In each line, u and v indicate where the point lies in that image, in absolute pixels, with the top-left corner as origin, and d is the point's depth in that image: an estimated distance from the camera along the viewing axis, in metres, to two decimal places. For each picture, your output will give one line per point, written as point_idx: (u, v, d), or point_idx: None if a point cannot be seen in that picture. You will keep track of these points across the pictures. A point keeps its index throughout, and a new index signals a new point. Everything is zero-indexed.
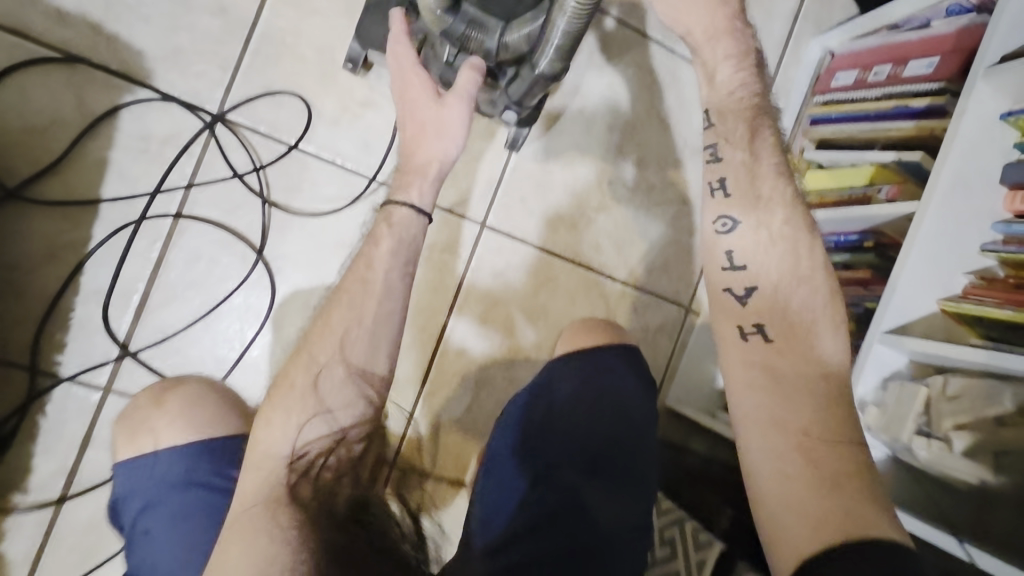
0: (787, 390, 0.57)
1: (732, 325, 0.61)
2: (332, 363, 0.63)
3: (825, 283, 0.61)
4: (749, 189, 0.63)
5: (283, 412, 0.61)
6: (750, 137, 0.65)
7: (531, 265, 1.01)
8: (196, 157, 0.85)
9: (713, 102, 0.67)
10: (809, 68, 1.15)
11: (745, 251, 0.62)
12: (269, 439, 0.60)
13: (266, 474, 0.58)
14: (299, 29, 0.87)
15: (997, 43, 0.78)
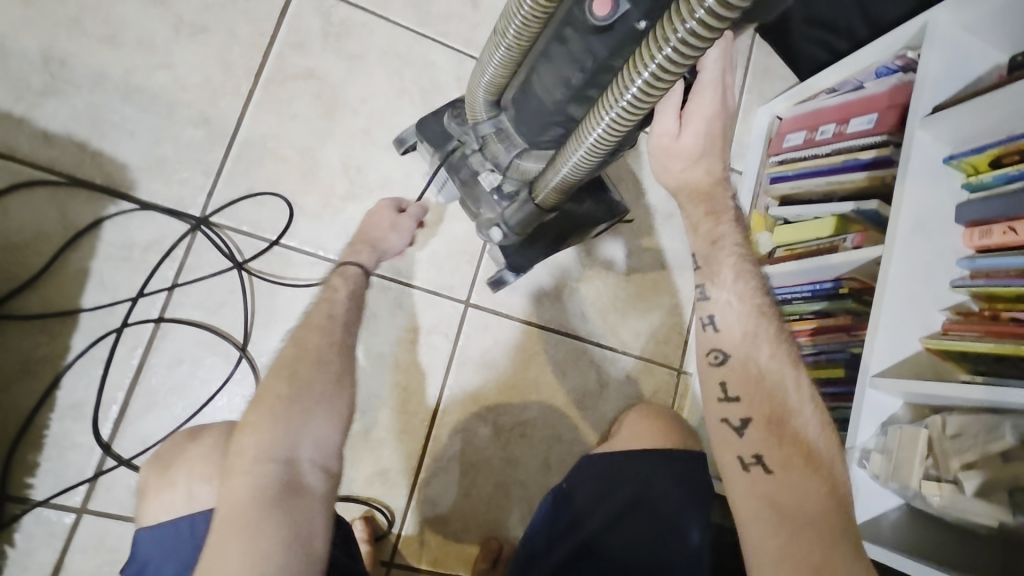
0: (790, 525, 0.55)
1: (731, 455, 0.60)
2: (307, 374, 0.65)
3: (818, 419, 0.60)
4: (740, 320, 0.63)
5: (264, 429, 0.60)
6: (737, 278, 0.64)
7: (520, 339, 1.00)
8: (179, 260, 0.86)
9: (699, 251, 0.65)
10: (761, 132, 1.22)
11: (740, 384, 0.61)
12: (251, 442, 0.60)
13: (252, 479, 0.58)
14: (278, 133, 0.91)
15: (929, 94, 0.84)
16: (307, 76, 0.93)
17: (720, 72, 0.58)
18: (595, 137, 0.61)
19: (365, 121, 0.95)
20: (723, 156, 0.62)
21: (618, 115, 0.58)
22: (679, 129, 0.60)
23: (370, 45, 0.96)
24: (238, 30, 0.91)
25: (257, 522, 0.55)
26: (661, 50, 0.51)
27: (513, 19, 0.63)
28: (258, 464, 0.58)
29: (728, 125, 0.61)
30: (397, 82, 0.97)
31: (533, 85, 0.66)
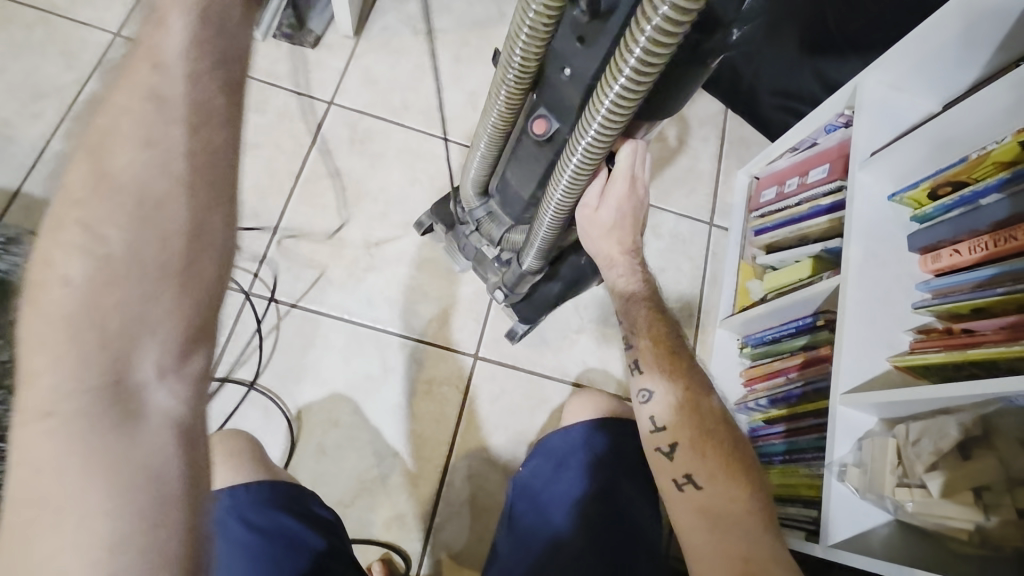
0: (724, 531, 0.59)
1: (666, 480, 0.64)
2: (111, 229, 0.37)
3: (735, 437, 0.65)
4: (658, 360, 0.70)
5: (58, 357, 0.36)
6: (647, 321, 0.73)
7: (524, 387, 1.09)
8: (229, 328, 1.04)
9: (618, 309, 0.75)
10: (742, 192, 1.34)
11: (664, 414, 0.66)
12: (57, 375, 0.36)
13: (73, 432, 0.36)
14: (313, 221, 1.11)
15: (863, 143, 0.97)
16: (337, 174, 1.14)
17: (631, 165, 0.66)
18: (556, 201, 0.67)
19: (383, 206, 1.14)
20: (634, 229, 0.73)
21: (562, 196, 0.66)
22: (598, 203, 0.70)
23: (388, 146, 1.18)
24: (284, 144, 1.14)
25: (83, 472, 0.36)
26: (580, 143, 0.59)
27: (481, 134, 0.75)
28: (65, 396, 0.36)
29: (636, 209, 0.71)
30: (410, 173, 1.17)
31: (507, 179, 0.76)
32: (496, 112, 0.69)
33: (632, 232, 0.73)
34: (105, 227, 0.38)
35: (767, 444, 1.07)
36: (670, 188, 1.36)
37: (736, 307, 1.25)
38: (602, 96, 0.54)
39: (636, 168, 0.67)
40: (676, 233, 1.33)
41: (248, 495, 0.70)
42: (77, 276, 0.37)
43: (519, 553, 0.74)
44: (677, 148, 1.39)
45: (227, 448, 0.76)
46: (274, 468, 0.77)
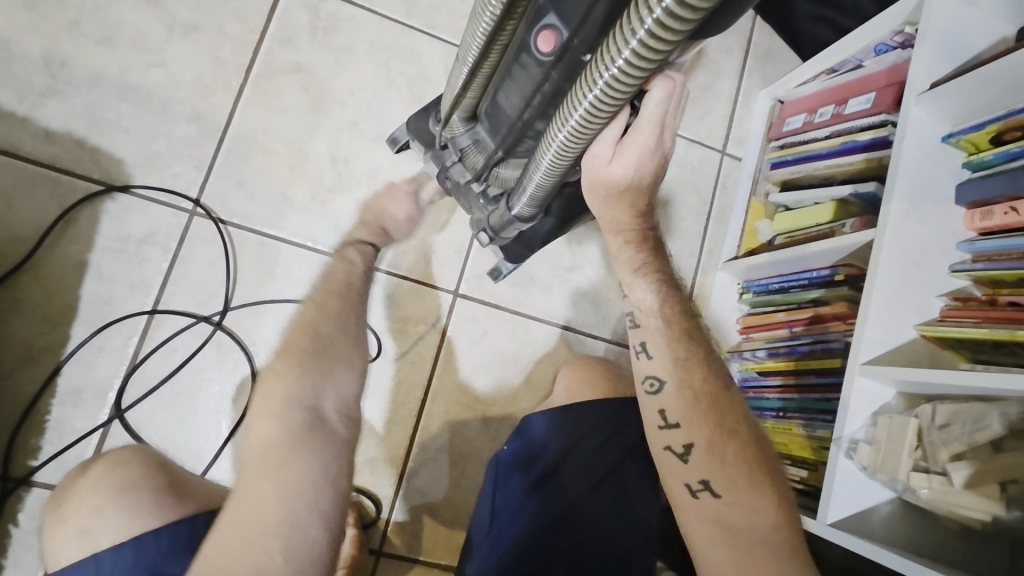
0: (746, 547, 0.52)
1: (678, 483, 0.57)
2: (328, 335, 0.64)
3: (756, 435, 0.57)
4: (669, 344, 0.61)
5: (296, 395, 0.60)
6: (660, 301, 0.62)
7: (509, 329, 1.00)
8: (174, 253, 0.89)
9: (623, 278, 0.63)
10: (763, 117, 1.19)
11: (677, 409, 0.58)
12: (265, 413, 0.59)
13: (287, 451, 0.57)
14: (268, 128, 0.93)
15: (924, 71, 0.82)
16: (295, 71, 0.95)
17: (662, 112, 0.52)
18: (560, 140, 0.53)
19: (352, 113, 0.96)
20: (651, 189, 0.59)
21: (570, 136, 0.52)
22: (613, 155, 0.55)
23: (358, 39, 0.98)
24: (228, 28, 0.93)
25: (285, 479, 0.55)
26: (609, 68, 0.44)
27: (469, 41, 0.56)
28: (293, 415, 0.59)
29: (657, 163, 0.56)
30: (385, 74, 0.98)
31: (500, 102, 0.60)
32: (487, 17, 0.52)
33: (645, 193, 0.59)
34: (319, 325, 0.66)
35: (759, 398, 1.02)
36: (684, 108, 1.19)
37: (742, 248, 1.14)
38: (651, 3, 0.39)
39: (666, 117, 0.53)
40: (684, 161, 1.19)
41: (158, 543, 0.61)
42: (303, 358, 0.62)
43: (504, 544, 0.65)
44: (694, 61, 1.20)
45: (109, 482, 0.66)
46: (182, 489, 0.68)
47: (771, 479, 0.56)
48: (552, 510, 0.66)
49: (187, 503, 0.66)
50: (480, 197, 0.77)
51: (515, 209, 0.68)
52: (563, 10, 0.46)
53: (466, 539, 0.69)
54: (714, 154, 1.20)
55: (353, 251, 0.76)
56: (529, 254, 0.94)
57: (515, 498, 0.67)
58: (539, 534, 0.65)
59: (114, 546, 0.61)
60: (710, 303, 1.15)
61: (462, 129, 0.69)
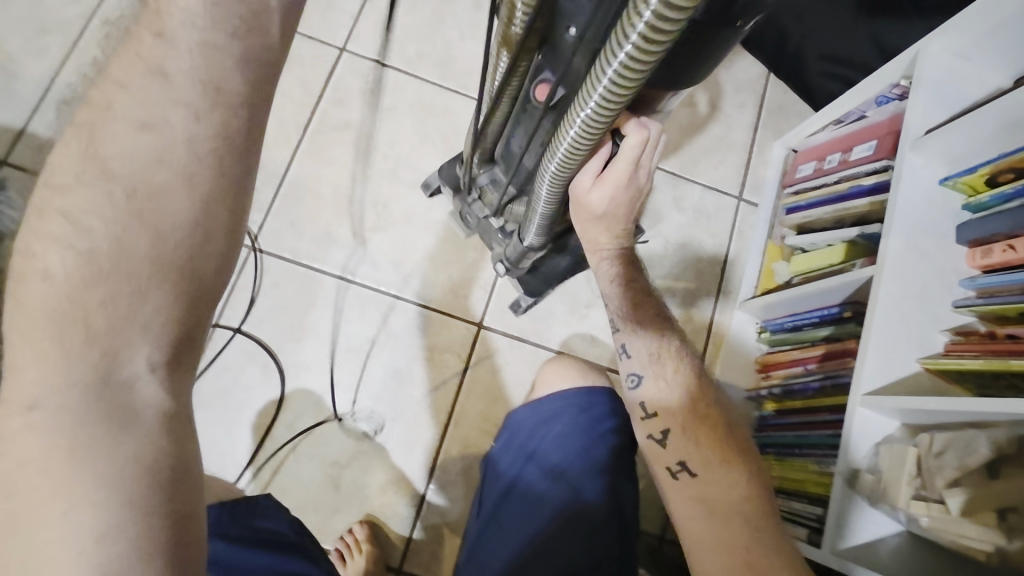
0: (724, 520, 0.55)
1: (661, 468, 0.60)
2: (97, 222, 0.39)
3: (730, 420, 0.61)
4: (646, 342, 0.65)
5: (42, 355, 0.38)
6: (635, 308, 0.67)
7: (527, 360, 1.06)
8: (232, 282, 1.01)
9: (604, 291, 0.68)
10: (778, 166, 1.25)
11: (656, 399, 0.62)
12: (33, 370, 0.38)
13: (54, 429, 0.38)
14: (320, 175, 1.07)
15: (920, 118, 0.86)
16: (345, 127, 1.09)
17: (638, 152, 0.58)
18: (551, 173, 0.60)
19: (392, 163, 1.09)
20: (629, 217, 0.65)
21: (558, 167, 0.59)
22: (593, 185, 0.62)
23: (401, 100, 1.11)
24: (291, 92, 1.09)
25: (68, 466, 0.38)
26: (584, 108, 0.51)
27: (482, 96, 0.66)
28: (40, 397, 0.38)
29: (633, 196, 0.63)
30: (423, 130, 1.11)
31: (510, 145, 0.69)
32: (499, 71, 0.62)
33: (624, 220, 0.65)
34: (90, 210, 0.39)
35: (776, 435, 1.03)
36: (700, 157, 1.27)
37: (759, 289, 1.18)
38: (610, 55, 0.45)
39: (643, 156, 0.59)
40: (700, 207, 1.25)
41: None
42: (63, 293, 0.38)
43: (494, 528, 0.72)
44: (709, 114, 1.29)
45: None
46: None
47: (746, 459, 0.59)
48: (530, 490, 0.72)
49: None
50: (500, 231, 0.86)
51: (527, 240, 0.76)
52: (553, 65, 0.54)
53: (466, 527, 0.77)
54: (730, 200, 1.25)
55: None
56: (548, 289, 1.01)
57: (500, 483, 0.74)
58: (519, 514, 0.71)
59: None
60: (727, 342, 1.18)
61: (482, 169, 0.77)
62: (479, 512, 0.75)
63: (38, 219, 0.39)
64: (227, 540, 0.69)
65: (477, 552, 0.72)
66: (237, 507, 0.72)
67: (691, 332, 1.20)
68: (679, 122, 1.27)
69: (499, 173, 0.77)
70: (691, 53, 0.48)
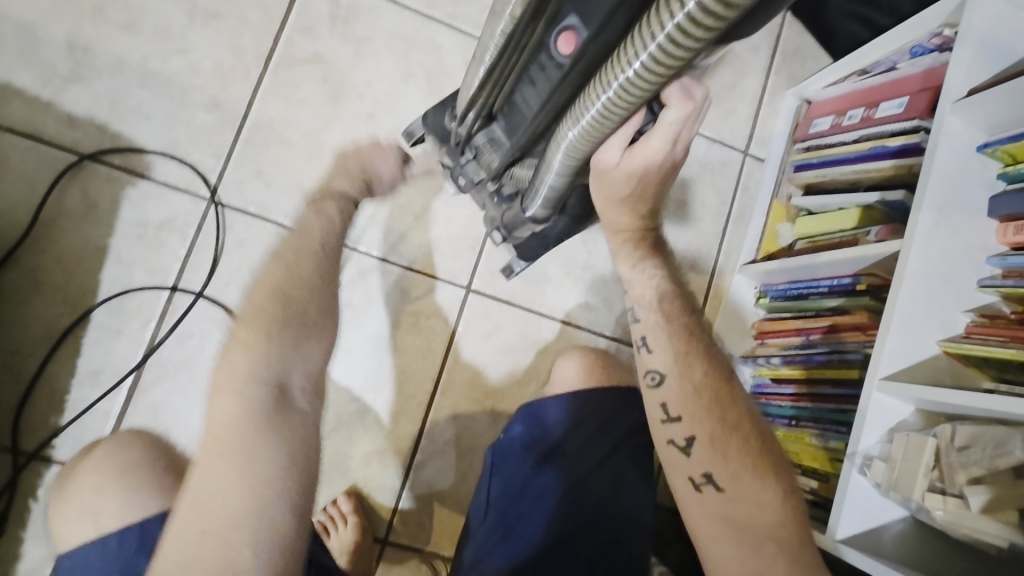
0: (750, 542, 0.50)
1: (682, 478, 0.54)
2: (303, 304, 0.64)
3: (761, 433, 0.54)
4: (670, 338, 0.58)
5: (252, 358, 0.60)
6: (659, 298, 0.59)
7: (520, 325, 0.99)
8: (190, 239, 0.89)
9: (624, 275, 0.60)
10: (789, 118, 1.16)
11: (680, 403, 0.55)
12: (242, 367, 0.59)
13: (249, 413, 0.57)
14: (287, 117, 0.93)
15: (961, 77, 0.78)
16: (314, 60, 0.95)
17: (679, 125, 0.49)
18: (570, 139, 0.51)
19: (370, 105, 0.96)
20: (656, 196, 0.56)
21: (578, 136, 0.51)
22: (620, 159, 0.52)
23: (378, 29, 0.97)
24: (249, 15, 0.93)
25: (259, 438, 0.56)
26: (626, 70, 0.43)
27: (488, 40, 0.55)
28: (248, 385, 0.58)
29: (664, 174, 0.53)
30: (404, 65, 0.97)
31: (518, 101, 0.58)
32: (510, 12, 0.50)
33: (649, 202, 0.56)
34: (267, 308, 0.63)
35: (773, 405, 1.00)
36: (707, 106, 1.16)
37: (761, 252, 1.12)
38: (672, 10, 0.38)
39: (683, 132, 0.50)
40: (705, 161, 1.16)
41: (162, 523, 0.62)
42: (292, 334, 0.62)
43: (503, 530, 0.64)
44: (720, 56, 1.17)
45: (108, 463, 0.68)
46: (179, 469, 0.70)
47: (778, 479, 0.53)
48: (552, 495, 0.65)
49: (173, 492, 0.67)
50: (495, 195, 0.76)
51: (530, 211, 0.67)
52: (585, 10, 0.44)
53: (463, 527, 0.68)
54: (736, 154, 1.17)
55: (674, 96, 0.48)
56: (544, 251, 0.93)
57: (511, 482, 0.66)
58: (538, 520, 0.64)
59: (119, 527, 0.62)
60: (726, 305, 1.13)
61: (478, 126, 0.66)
62: (483, 514, 0.66)
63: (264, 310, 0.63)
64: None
65: (484, 558, 0.63)
66: None
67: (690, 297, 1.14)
68: None
69: (498, 131, 0.66)
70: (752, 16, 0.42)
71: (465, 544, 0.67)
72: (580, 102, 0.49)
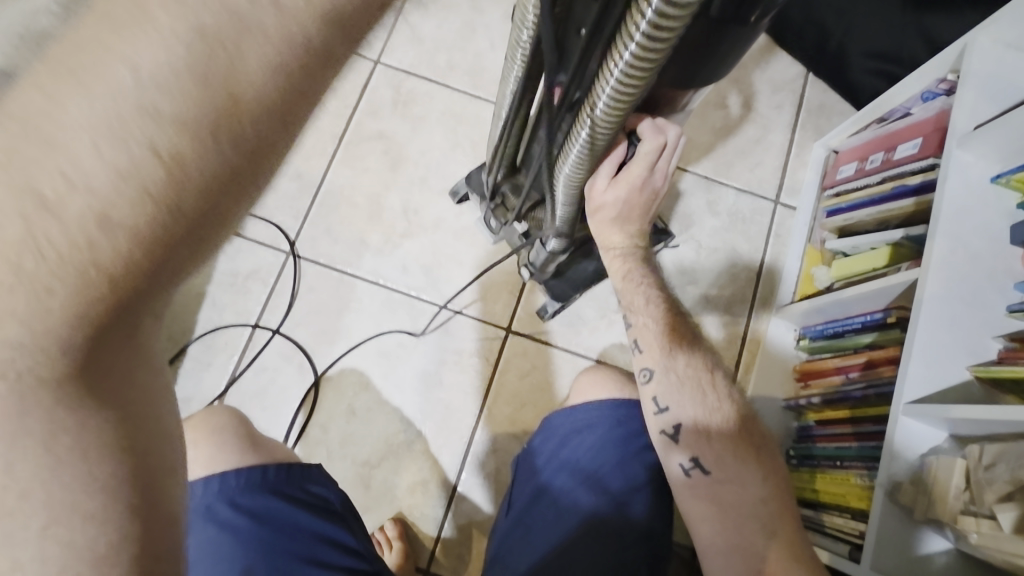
0: (737, 521, 0.55)
1: (673, 465, 0.59)
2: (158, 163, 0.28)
3: (741, 415, 0.60)
4: (660, 338, 0.64)
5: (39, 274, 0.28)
6: (648, 303, 0.66)
7: (555, 364, 1.05)
8: (270, 285, 1.05)
9: (617, 286, 0.68)
10: (817, 167, 1.21)
11: (668, 395, 0.61)
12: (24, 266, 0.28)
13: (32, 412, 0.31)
14: (354, 183, 1.10)
15: (967, 115, 0.82)
16: (378, 137, 1.12)
17: (654, 155, 0.59)
18: (564, 173, 0.61)
19: (423, 171, 1.11)
20: (643, 218, 0.66)
21: (571, 169, 0.60)
22: (607, 185, 0.62)
23: (432, 109, 1.14)
24: (328, 104, 1.13)
25: (48, 466, 0.31)
26: (592, 112, 0.52)
27: (502, 100, 0.67)
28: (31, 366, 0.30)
29: (649, 199, 0.64)
30: (454, 137, 1.13)
31: (531, 149, 0.69)
32: (513, 76, 0.62)
33: (638, 222, 0.66)
34: (148, 54, 0.27)
35: (817, 447, 0.98)
36: (734, 159, 1.24)
37: (798, 294, 1.14)
38: (616, 56, 0.45)
39: (659, 162, 0.60)
40: (735, 210, 1.22)
41: (237, 480, 0.66)
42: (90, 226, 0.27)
43: (523, 530, 0.70)
44: (744, 116, 1.26)
45: (207, 422, 0.75)
46: (257, 439, 0.74)
47: (757, 459, 0.58)
48: (564, 503, 0.69)
49: (261, 451, 0.72)
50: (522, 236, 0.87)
51: (549, 244, 0.77)
52: None
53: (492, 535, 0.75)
54: (766, 203, 1.22)
55: (647, 130, 0.57)
56: (576, 293, 1.01)
57: (530, 488, 0.73)
58: (548, 523, 0.69)
59: (206, 474, 0.67)
60: (764, 349, 1.14)
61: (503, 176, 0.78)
62: (508, 512, 0.74)
63: (84, 56, 0.27)
64: (286, 501, 0.66)
65: (506, 550, 0.71)
66: (293, 467, 0.69)
67: (726, 341, 1.16)
68: (712, 124, 1.25)
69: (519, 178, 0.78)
70: (698, 60, 0.49)
71: (494, 550, 0.73)
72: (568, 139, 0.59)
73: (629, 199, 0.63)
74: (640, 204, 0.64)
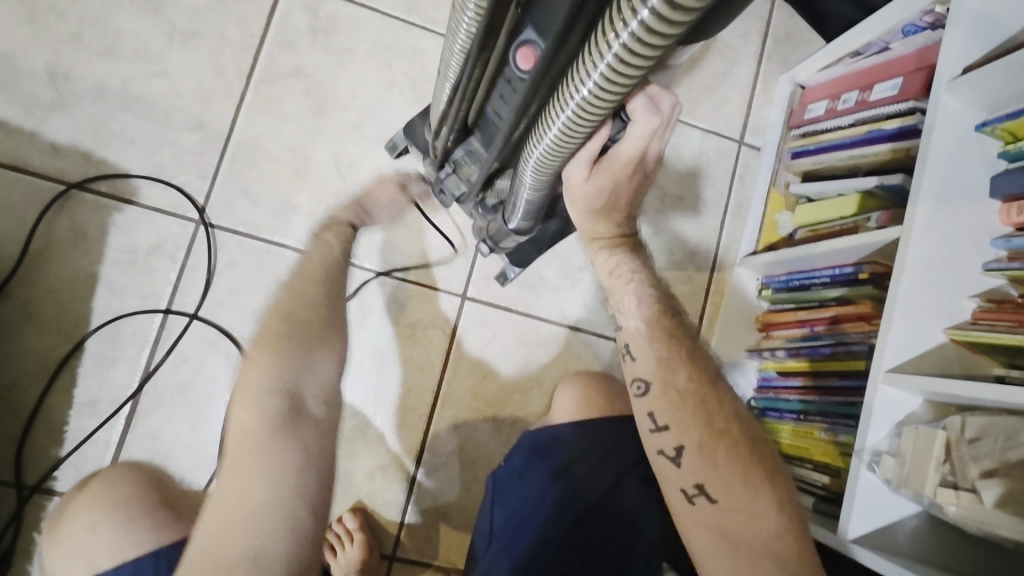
0: (747, 554, 0.52)
1: (674, 489, 0.56)
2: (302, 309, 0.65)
3: (750, 435, 0.57)
4: (654, 343, 0.60)
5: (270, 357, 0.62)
6: (638, 302, 0.61)
7: (516, 331, 0.98)
8: (181, 262, 0.89)
9: (603, 284, 0.63)
10: (784, 104, 1.13)
11: (666, 411, 0.57)
12: (256, 380, 0.62)
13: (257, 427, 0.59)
14: (272, 134, 0.92)
15: (954, 58, 0.76)
16: (296, 74, 0.94)
17: (649, 137, 0.52)
18: (538, 153, 0.53)
19: (354, 116, 0.95)
20: (630, 207, 0.59)
21: (550, 150, 0.52)
22: (593, 173, 0.55)
23: (359, 39, 0.96)
24: (228, 33, 0.92)
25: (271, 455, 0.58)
26: (582, 88, 0.44)
27: (450, 59, 0.55)
28: (265, 398, 0.60)
29: (638, 184, 0.57)
30: (387, 74, 0.96)
31: (489, 115, 0.58)
32: (464, 31, 0.50)
33: (624, 210, 0.60)
34: (330, 266, 0.70)
35: (779, 399, 0.98)
36: (699, 96, 1.14)
37: (761, 242, 1.09)
38: (618, 25, 0.38)
39: (653, 142, 0.52)
40: (700, 152, 1.14)
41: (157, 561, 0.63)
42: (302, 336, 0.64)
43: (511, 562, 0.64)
44: (708, 45, 1.15)
45: (101, 500, 0.68)
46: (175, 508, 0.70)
47: (768, 489, 0.55)
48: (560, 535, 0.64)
49: (178, 523, 0.68)
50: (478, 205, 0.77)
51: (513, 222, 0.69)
52: (538, 24, 0.44)
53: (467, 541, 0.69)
54: (731, 144, 1.15)
55: (640, 106, 0.50)
56: (538, 256, 0.92)
57: (514, 515, 0.66)
58: (542, 552, 0.64)
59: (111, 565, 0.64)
60: (728, 299, 1.11)
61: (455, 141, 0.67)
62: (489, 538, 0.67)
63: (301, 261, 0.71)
64: None
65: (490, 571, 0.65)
66: None
67: (689, 293, 1.12)
68: None
69: (475, 144, 0.67)
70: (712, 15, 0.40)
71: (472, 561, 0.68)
72: (548, 114, 0.50)
73: (617, 188, 0.56)
74: (632, 193, 0.57)
